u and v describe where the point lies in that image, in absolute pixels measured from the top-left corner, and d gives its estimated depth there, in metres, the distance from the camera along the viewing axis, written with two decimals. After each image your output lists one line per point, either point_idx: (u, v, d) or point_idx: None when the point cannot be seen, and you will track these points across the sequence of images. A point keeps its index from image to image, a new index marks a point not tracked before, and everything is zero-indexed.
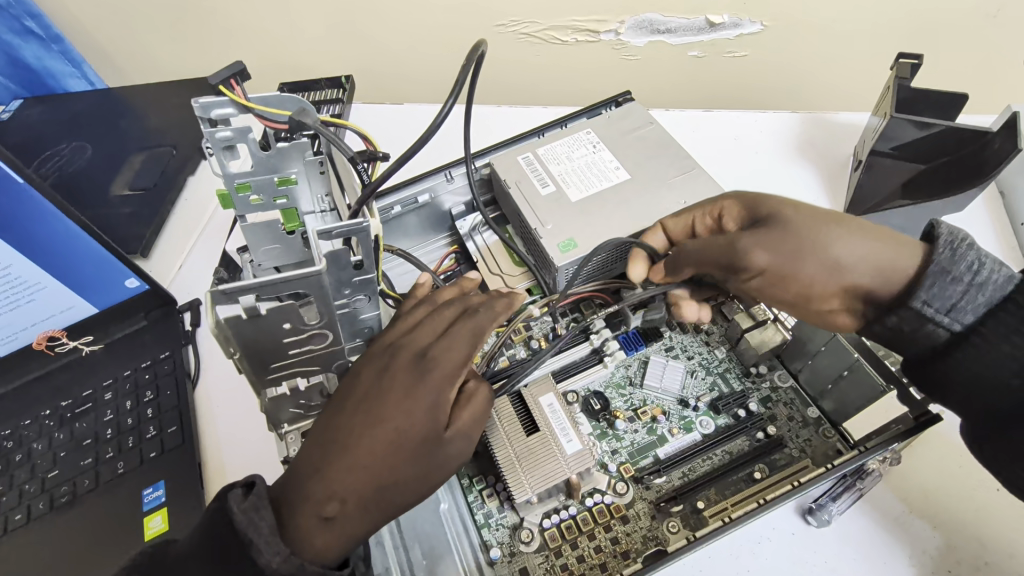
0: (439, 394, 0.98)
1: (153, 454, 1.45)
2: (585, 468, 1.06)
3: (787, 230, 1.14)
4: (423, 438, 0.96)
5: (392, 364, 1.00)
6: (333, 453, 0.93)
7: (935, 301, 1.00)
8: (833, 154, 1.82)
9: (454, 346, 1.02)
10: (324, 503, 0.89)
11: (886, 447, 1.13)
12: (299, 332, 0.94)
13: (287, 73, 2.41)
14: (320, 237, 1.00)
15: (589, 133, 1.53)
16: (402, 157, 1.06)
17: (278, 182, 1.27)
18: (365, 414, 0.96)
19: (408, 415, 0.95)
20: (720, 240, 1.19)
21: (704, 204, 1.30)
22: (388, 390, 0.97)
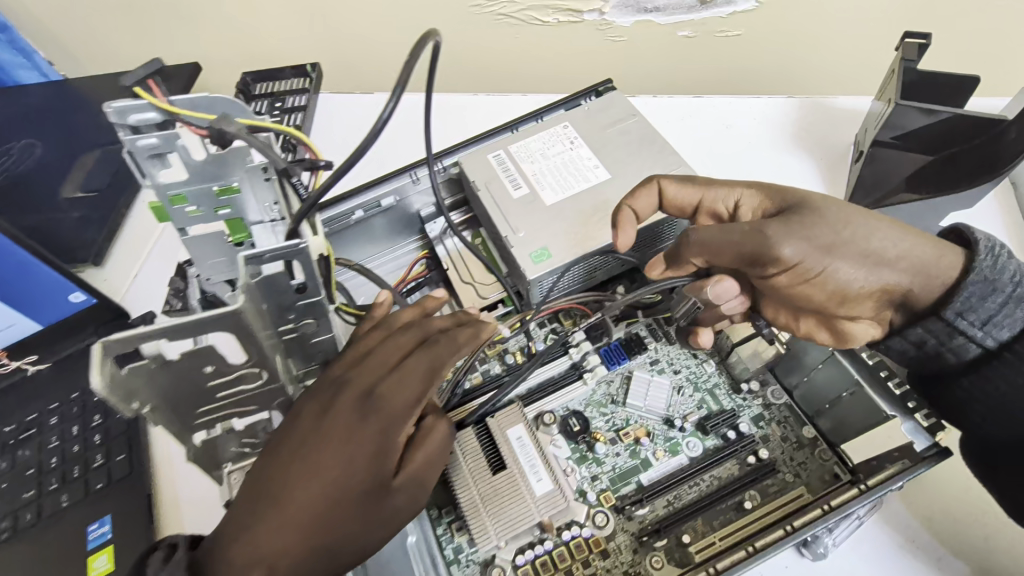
0: (385, 441, 0.87)
1: (99, 486, 1.34)
2: (556, 512, 0.97)
3: (822, 219, 0.97)
4: (367, 490, 0.85)
5: (333, 405, 0.89)
6: (261, 511, 0.82)
7: (970, 315, 0.91)
8: (832, 144, 1.69)
9: (405, 384, 0.91)
10: (249, 568, 0.79)
11: (894, 484, 1.00)
12: (224, 374, 0.82)
13: (249, 62, 2.24)
14: (250, 262, 0.89)
15: (567, 127, 1.40)
16: (342, 167, 0.89)
17: (218, 192, 1.13)
18: (299, 464, 0.84)
19: (351, 463, 0.85)
20: (744, 227, 0.98)
21: (722, 187, 1.13)
22: (325, 436, 0.86)
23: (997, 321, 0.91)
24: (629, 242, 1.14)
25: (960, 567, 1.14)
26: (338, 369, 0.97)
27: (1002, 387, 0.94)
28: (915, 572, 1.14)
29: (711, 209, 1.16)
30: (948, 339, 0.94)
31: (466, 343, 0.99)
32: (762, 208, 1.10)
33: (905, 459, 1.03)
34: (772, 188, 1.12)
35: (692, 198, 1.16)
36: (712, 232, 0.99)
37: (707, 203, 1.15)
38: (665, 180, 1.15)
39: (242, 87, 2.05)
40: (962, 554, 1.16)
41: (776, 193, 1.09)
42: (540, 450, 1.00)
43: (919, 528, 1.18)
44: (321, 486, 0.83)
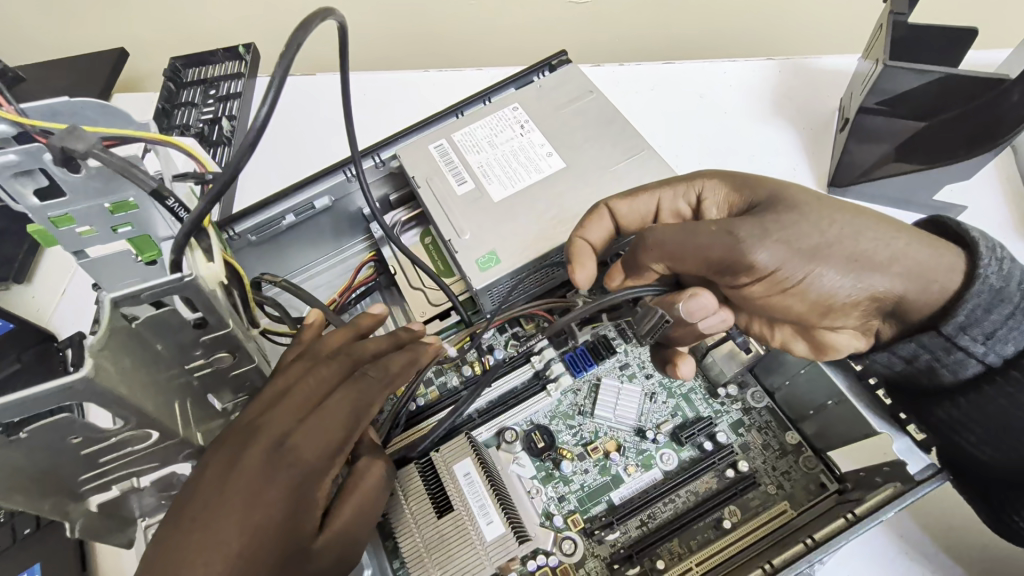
0: (300, 499, 0.77)
1: (27, 532, 1.20)
2: (507, 557, 0.90)
3: (801, 217, 0.87)
4: (281, 559, 0.74)
5: (239, 461, 0.76)
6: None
7: (973, 329, 0.82)
8: (816, 111, 1.54)
9: (324, 431, 0.81)
10: None
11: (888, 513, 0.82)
12: (98, 441, 0.71)
13: (172, 41, 2.00)
14: (122, 304, 0.73)
15: (516, 108, 1.24)
16: (215, 189, 0.71)
17: (112, 209, 0.88)
18: (196, 537, 0.71)
19: (264, 526, 0.74)
20: (711, 226, 0.87)
21: (680, 182, 1.01)
22: (230, 500, 0.74)
23: (1001, 335, 0.82)
24: (587, 280, 1.02)
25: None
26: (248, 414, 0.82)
27: (1004, 404, 0.84)
28: None
29: (672, 212, 1.04)
30: (943, 355, 0.85)
31: (399, 372, 0.88)
32: (729, 202, 1.00)
33: (897, 483, 0.85)
34: (736, 178, 1.00)
35: (647, 205, 1.03)
36: (676, 230, 0.88)
37: (665, 207, 1.03)
38: (613, 201, 1.02)
39: (171, 74, 1.84)
40: (969, 566, 1.04)
41: (746, 187, 0.98)
42: (490, 489, 0.93)
43: (924, 538, 1.06)
44: (224, 561, 0.71)
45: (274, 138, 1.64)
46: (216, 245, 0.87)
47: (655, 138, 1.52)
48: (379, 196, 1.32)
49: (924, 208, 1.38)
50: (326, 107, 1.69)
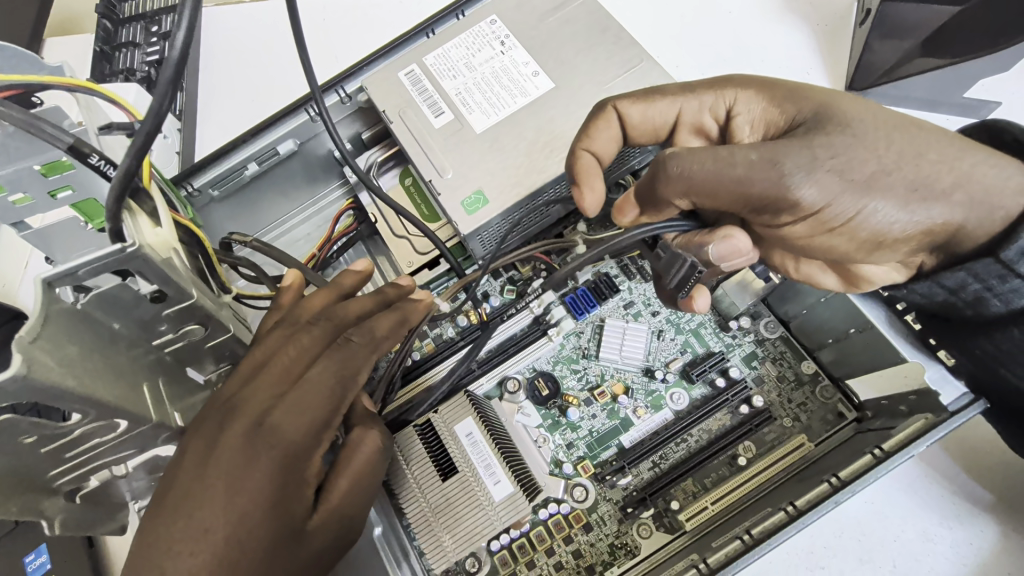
0: (289, 479, 0.72)
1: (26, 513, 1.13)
2: (518, 517, 0.87)
3: (853, 139, 0.75)
4: (275, 540, 0.70)
5: (219, 441, 0.70)
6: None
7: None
8: (830, 3, 1.37)
9: (308, 406, 0.74)
10: None
11: (924, 445, 0.78)
12: (58, 436, 0.64)
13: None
14: (52, 284, 0.62)
15: (494, 21, 1.08)
16: (142, 140, 0.61)
17: (44, 170, 0.75)
18: (180, 527, 0.66)
19: (247, 513, 0.69)
20: (749, 155, 0.73)
21: (707, 91, 0.88)
22: (212, 484, 0.68)
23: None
24: (598, 204, 0.92)
25: (989, 501, 1.01)
26: (227, 388, 0.75)
27: None
28: (938, 506, 1.01)
29: (695, 126, 0.92)
30: (997, 284, 0.76)
31: (387, 335, 0.81)
32: (764, 118, 0.85)
33: (928, 414, 0.82)
34: (774, 88, 0.86)
35: (665, 115, 0.91)
36: (709, 164, 0.74)
37: (687, 118, 0.91)
38: (623, 103, 0.90)
39: (106, 10, 1.62)
40: (992, 483, 1.02)
41: (787, 101, 0.83)
42: (495, 448, 0.90)
43: (942, 456, 1.04)
44: (210, 549, 0.66)
45: (228, 80, 1.47)
46: (161, 206, 0.75)
47: (652, 46, 1.36)
48: (351, 136, 1.18)
49: (953, 108, 1.24)
50: (282, 39, 1.50)
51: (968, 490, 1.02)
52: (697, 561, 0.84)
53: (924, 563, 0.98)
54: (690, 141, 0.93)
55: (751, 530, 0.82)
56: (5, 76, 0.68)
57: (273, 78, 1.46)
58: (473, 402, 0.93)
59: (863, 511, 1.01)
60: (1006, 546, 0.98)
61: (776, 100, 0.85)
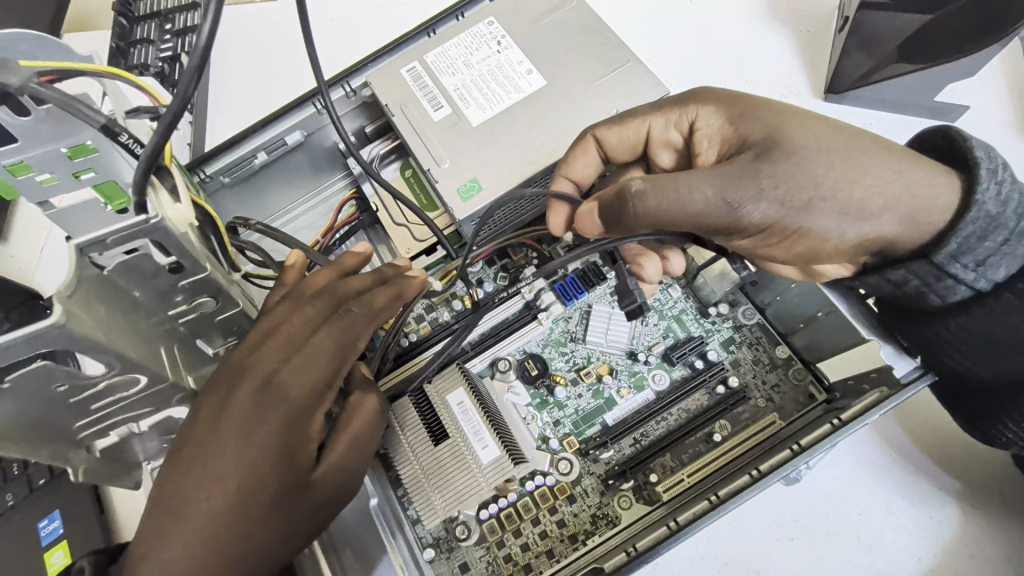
0: (294, 434, 0.78)
1: (43, 481, 1.23)
2: (504, 480, 0.93)
3: (797, 167, 0.79)
4: (282, 490, 0.76)
5: (230, 400, 0.76)
6: (153, 538, 0.70)
7: (966, 256, 0.79)
8: (814, 10, 1.44)
9: (310, 369, 0.80)
10: None
11: (874, 415, 0.85)
12: (84, 389, 0.70)
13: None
14: (84, 249, 0.69)
15: (491, 23, 1.15)
16: (167, 120, 0.68)
17: (70, 153, 0.82)
18: (196, 476, 0.73)
19: (258, 463, 0.75)
20: (706, 191, 0.79)
21: (671, 109, 0.96)
22: (224, 437, 0.75)
23: (992, 262, 0.80)
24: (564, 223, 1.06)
25: (945, 480, 1.07)
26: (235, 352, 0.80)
27: (993, 324, 0.83)
28: (898, 485, 1.07)
29: (664, 141, 1.01)
30: (935, 282, 0.82)
31: (384, 307, 0.88)
32: (720, 134, 0.92)
33: (883, 388, 0.88)
34: (733, 103, 0.92)
35: (638, 132, 1.00)
36: (673, 200, 0.81)
37: (656, 135, 1.00)
38: (601, 129, 0.99)
39: (123, 8, 1.70)
40: (948, 464, 1.08)
41: (754, 100, 0.90)
42: (483, 415, 0.96)
43: (905, 437, 1.10)
44: (225, 495, 0.73)
45: (240, 76, 1.54)
46: (181, 184, 0.82)
47: (642, 50, 1.42)
48: (355, 129, 1.25)
49: (923, 112, 1.32)
50: (292, 37, 1.58)
51: (929, 471, 1.08)
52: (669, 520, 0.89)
53: (884, 533, 1.05)
54: (661, 154, 1.03)
55: (717, 492, 0.88)
56: (42, 63, 0.75)
57: (283, 74, 1.53)
58: (465, 374, 1.00)
59: (831, 487, 1.07)
60: (962, 522, 1.04)
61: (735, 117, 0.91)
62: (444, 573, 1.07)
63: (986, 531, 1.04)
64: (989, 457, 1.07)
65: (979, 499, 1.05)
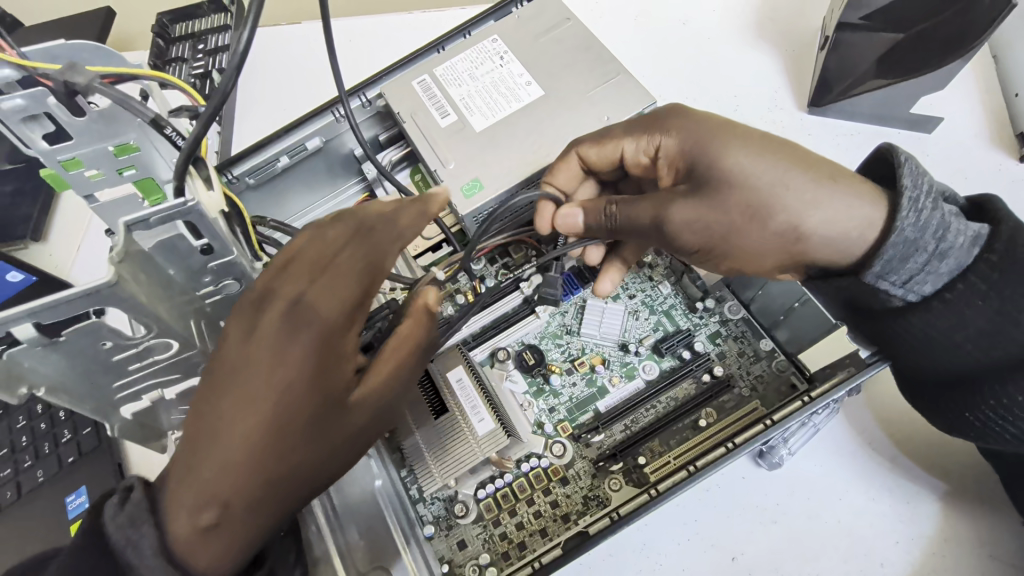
0: (326, 358, 0.80)
1: (71, 459, 1.33)
2: (500, 448, 1.02)
3: (722, 200, 0.94)
4: (317, 414, 0.81)
5: (260, 325, 0.80)
6: (199, 450, 0.77)
7: (892, 274, 0.87)
8: (799, 32, 1.55)
9: (344, 294, 0.82)
10: (203, 509, 0.75)
11: (835, 394, 1.00)
12: (126, 348, 0.79)
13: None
14: (132, 227, 0.78)
15: (495, 40, 1.26)
16: (209, 113, 0.79)
17: (115, 151, 0.96)
18: (234, 396, 0.78)
19: (292, 385, 0.78)
20: (646, 215, 1.01)
21: (640, 135, 1.06)
22: (257, 360, 0.78)
23: (918, 280, 0.87)
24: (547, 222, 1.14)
25: (916, 466, 1.13)
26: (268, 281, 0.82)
27: (932, 330, 0.90)
28: (872, 471, 1.14)
29: (635, 161, 1.11)
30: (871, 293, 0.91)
31: (411, 226, 0.88)
32: (677, 163, 1.03)
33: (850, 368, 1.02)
34: (695, 134, 1.00)
35: (614, 152, 1.10)
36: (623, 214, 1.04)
37: (629, 156, 1.10)
38: (582, 149, 1.09)
39: (159, 30, 1.84)
40: (919, 452, 1.14)
41: (717, 130, 0.98)
42: (482, 391, 1.06)
43: (879, 431, 1.17)
44: (263, 415, 0.78)
45: (264, 91, 1.67)
46: (215, 175, 0.93)
47: (635, 68, 1.52)
48: (370, 137, 1.36)
49: (901, 124, 1.40)
50: (314, 54, 1.71)
51: (900, 461, 1.14)
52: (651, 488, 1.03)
53: (859, 516, 1.11)
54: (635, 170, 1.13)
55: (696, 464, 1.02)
56: (103, 68, 0.87)
57: (305, 90, 1.66)
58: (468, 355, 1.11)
59: (812, 474, 1.14)
60: (932, 510, 1.10)
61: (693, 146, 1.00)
62: (442, 549, 1.13)
63: (955, 519, 1.09)
64: (955, 448, 1.14)
65: (947, 488, 1.11)
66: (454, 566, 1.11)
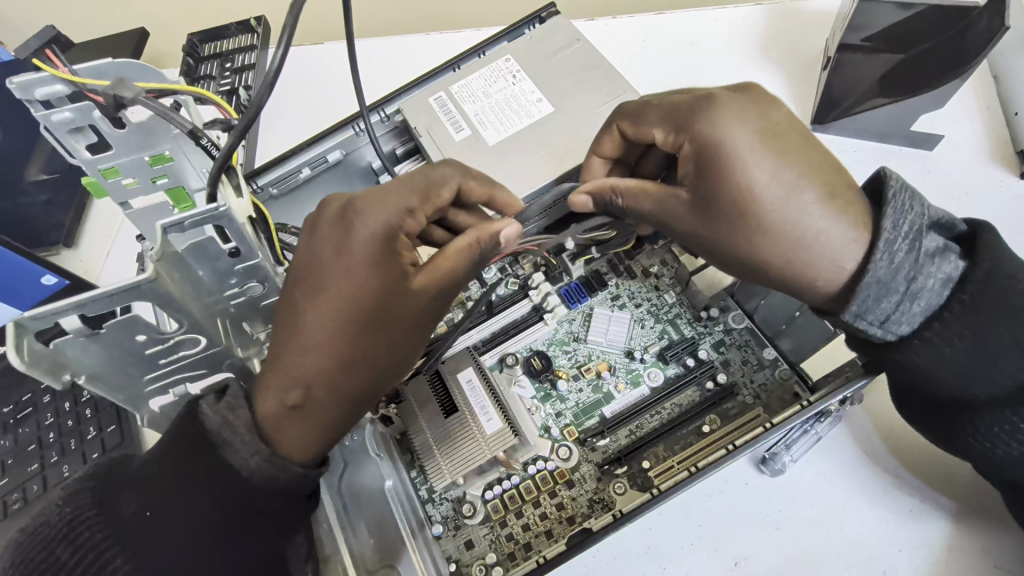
0: (381, 257, 0.92)
1: (96, 455, 1.38)
2: (507, 447, 1.08)
3: (724, 211, 0.96)
4: (376, 304, 0.92)
5: (319, 235, 0.93)
6: (284, 343, 0.91)
7: (869, 316, 0.89)
8: (802, 53, 1.60)
9: (391, 196, 0.94)
10: (287, 392, 0.89)
11: (831, 398, 1.04)
12: (159, 342, 0.85)
13: (173, 12, 2.01)
14: (169, 230, 0.84)
15: (508, 60, 1.33)
16: (243, 127, 0.85)
17: (151, 161, 1.04)
18: (306, 297, 0.92)
19: (353, 282, 0.91)
20: (647, 203, 1.05)
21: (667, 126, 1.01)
22: (321, 264, 0.92)
23: (894, 319, 0.89)
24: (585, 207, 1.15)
25: (919, 475, 1.15)
26: (334, 195, 0.97)
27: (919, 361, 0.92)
28: (874, 480, 1.15)
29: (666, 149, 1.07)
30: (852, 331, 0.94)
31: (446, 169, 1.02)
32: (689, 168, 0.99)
33: (848, 373, 1.07)
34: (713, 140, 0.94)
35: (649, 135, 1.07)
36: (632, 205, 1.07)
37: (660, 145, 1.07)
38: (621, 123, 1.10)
39: (189, 50, 1.89)
40: (920, 461, 1.16)
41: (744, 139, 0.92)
42: (489, 393, 1.13)
43: (879, 441, 1.19)
44: (331, 310, 0.91)
45: (287, 107, 1.75)
46: (244, 183, 1.00)
47: (642, 86, 1.58)
48: (388, 150, 1.42)
49: (902, 141, 1.44)
50: (335, 73, 1.79)
51: (900, 470, 1.16)
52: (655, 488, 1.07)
53: (860, 524, 1.12)
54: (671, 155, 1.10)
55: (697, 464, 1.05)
56: (148, 83, 0.94)
57: (326, 106, 1.74)
58: (476, 358, 1.17)
59: (814, 482, 1.16)
60: (932, 519, 1.11)
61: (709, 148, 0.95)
62: (450, 549, 1.14)
63: (955, 528, 1.10)
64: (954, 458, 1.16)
65: (947, 497, 1.13)
66: (461, 565, 1.13)
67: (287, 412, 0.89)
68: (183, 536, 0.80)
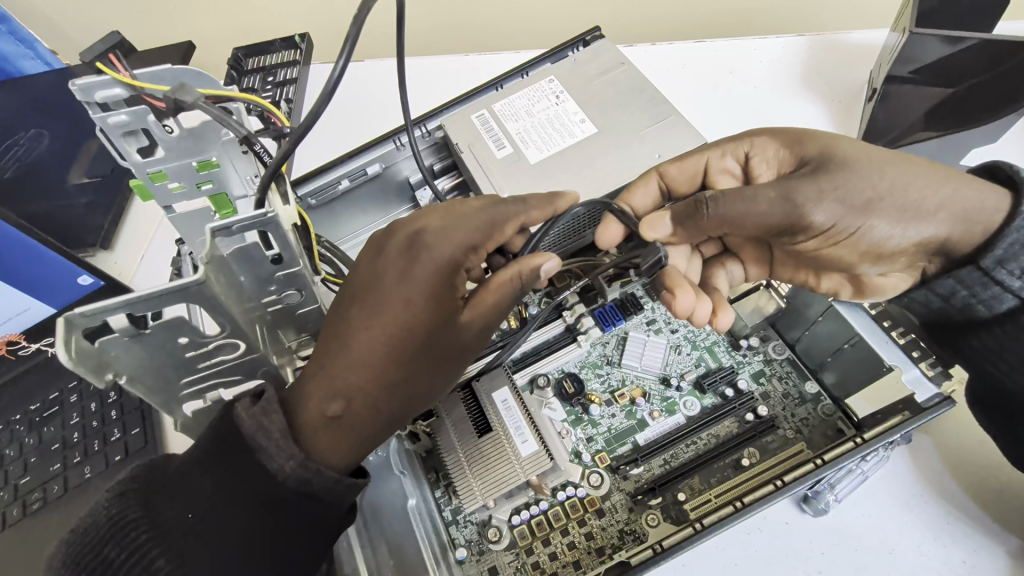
0: (441, 287, 0.90)
1: (118, 458, 1.38)
2: (541, 471, 1.06)
3: (855, 175, 0.99)
4: (429, 328, 0.90)
5: (383, 253, 0.92)
6: (333, 353, 0.90)
7: (1010, 264, 0.98)
8: (844, 84, 1.59)
9: (458, 230, 0.91)
10: (327, 402, 0.86)
11: (886, 439, 0.99)
12: (199, 346, 0.84)
13: (220, 28, 2.07)
14: (217, 234, 0.83)
15: (552, 80, 1.34)
16: (298, 132, 0.86)
17: (198, 167, 1.05)
18: (362, 312, 0.90)
19: (409, 306, 0.89)
20: (769, 194, 0.97)
21: (727, 142, 1.14)
22: (384, 286, 0.90)
23: None
24: (616, 237, 1.15)
25: (967, 521, 1.10)
26: (402, 221, 0.94)
27: None
28: (920, 525, 1.10)
29: (723, 170, 1.16)
30: (981, 291, 1.03)
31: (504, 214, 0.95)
32: (777, 156, 1.12)
33: (904, 412, 1.03)
34: (783, 138, 1.13)
35: (698, 164, 1.15)
36: (737, 208, 0.97)
37: (714, 165, 1.15)
38: (664, 166, 1.14)
39: (235, 63, 1.92)
40: (967, 505, 1.12)
41: (797, 142, 1.10)
42: (525, 414, 1.10)
43: (926, 480, 1.14)
44: (379, 330, 0.89)
45: (327, 121, 1.77)
46: (289, 190, 1.02)
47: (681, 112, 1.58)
48: (426, 165, 1.41)
49: None
50: (374, 90, 1.82)
51: (948, 515, 1.11)
52: (695, 521, 1.01)
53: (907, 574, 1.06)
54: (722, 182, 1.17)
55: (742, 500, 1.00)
56: (209, 90, 0.96)
57: (364, 121, 1.77)
58: (511, 377, 1.14)
59: (859, 523, 1.10)
60: (982, 568, 1.06)
61: (786, 144, 1.12)
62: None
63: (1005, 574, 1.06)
64: (1001, 501, 1.12)
65: (996, 543, 1.09)
66: None
67: (325, 423, 0.86)
68: (222, 536, 0.80)
